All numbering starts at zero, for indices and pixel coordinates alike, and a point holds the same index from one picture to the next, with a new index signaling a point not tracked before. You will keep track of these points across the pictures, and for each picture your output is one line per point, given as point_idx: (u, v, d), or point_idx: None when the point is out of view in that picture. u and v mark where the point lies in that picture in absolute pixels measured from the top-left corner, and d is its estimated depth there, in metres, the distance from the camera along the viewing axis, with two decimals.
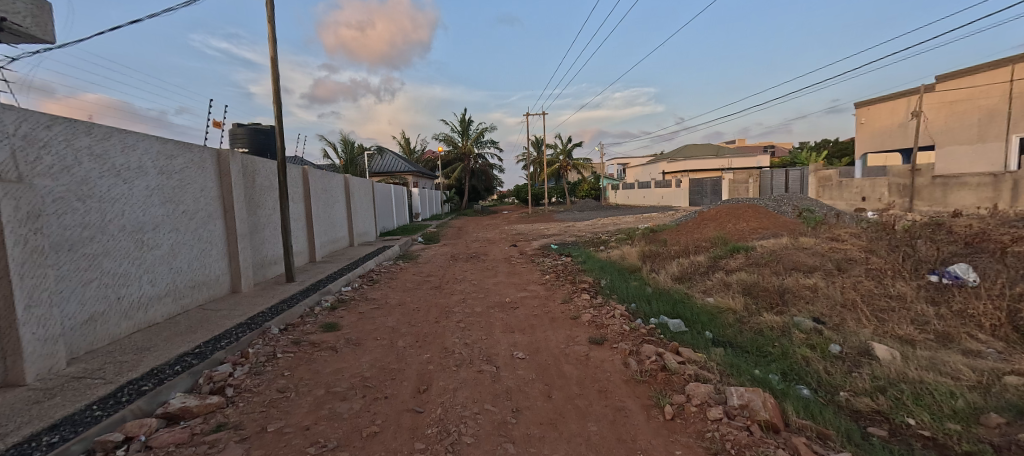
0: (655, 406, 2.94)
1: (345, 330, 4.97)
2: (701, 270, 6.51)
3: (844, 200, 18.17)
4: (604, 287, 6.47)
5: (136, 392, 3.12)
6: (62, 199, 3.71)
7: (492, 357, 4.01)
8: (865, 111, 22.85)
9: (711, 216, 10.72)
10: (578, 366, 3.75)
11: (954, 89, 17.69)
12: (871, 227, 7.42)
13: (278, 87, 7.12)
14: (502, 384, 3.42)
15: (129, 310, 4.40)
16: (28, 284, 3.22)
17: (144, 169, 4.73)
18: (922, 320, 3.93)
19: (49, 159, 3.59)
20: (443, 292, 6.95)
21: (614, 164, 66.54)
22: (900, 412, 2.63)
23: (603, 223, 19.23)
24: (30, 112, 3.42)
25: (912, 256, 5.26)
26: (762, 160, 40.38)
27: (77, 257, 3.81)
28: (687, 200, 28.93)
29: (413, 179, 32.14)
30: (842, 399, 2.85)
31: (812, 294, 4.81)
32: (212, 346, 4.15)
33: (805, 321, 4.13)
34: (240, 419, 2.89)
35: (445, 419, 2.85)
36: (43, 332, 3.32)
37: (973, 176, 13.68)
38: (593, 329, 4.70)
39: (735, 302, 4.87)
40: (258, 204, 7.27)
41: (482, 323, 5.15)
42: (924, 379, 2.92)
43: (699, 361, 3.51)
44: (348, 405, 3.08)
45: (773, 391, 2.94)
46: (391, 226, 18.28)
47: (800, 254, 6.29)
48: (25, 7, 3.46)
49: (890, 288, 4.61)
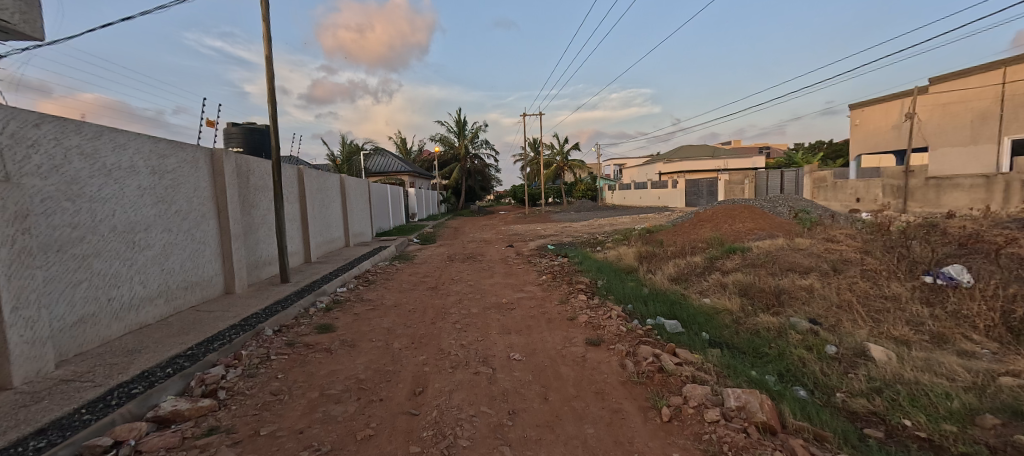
0: (652, 408, 2.92)
1: (340, 331, 4.94)
2: (698, 271, 6.53)
3: (838, 201, 18.27)
4: (600, 287, 6.48)
5: (125, 396, 3.07)
6: (51, 199, 3.67)
7: (488, 359, 3.99)
8: (858, 113, 22.98)
9: (707, 217, 10.71)
10: (574, 367, 3.73)
11: (948, 91, 17.76)
12: (866, 227, 7.49)
13: (273, 86, 7.09)
14: (499, 386, 3.40)
15: (120, 312, 4.34)
16: (16, 285, 3.17)
17: (136, 169, 4.67)
18: (918, 321, 3.94)
19: (37, 158, 3.54)
20: (439, 292, 6.94)
21: (613, 164, 66.45)
22: (896, 413, 2.63)
23: (600, 223, 19.18)
24: (17, 111, 3.36)
25: (907, 257, 5.28)
26: (760, 158, 40.01)
27: (66, 258, 3.76)
28: (683, 201, 29.10)
29: (409, 179, 31.92)
30: (839, 400, 2.85)
31: (808, 294, 4.80)
32: (205, 348, 4.11)
33: (801, 321, 4.13)
34: (232, 423, 2.85)
35: (441, 422, 2.83)
36: (31, 335, 3.26)
37: (966, 177, 13.74)
38: (590, 330, 4.69)
39: (732, 302, 4.86)
40: (253, 204, 7.21)
41: (479, 324, 5.14)
42: (920, 380, 2.92)
43: (696, 362, 3.51)
44: (343, 407, 3.05)
45: (769, 392, 2.93)
46: (387, 226, 18.31)
47: (796, 254, 6.31)
48: (14, 3, 3.40)
49: (885, 289, 4.63)
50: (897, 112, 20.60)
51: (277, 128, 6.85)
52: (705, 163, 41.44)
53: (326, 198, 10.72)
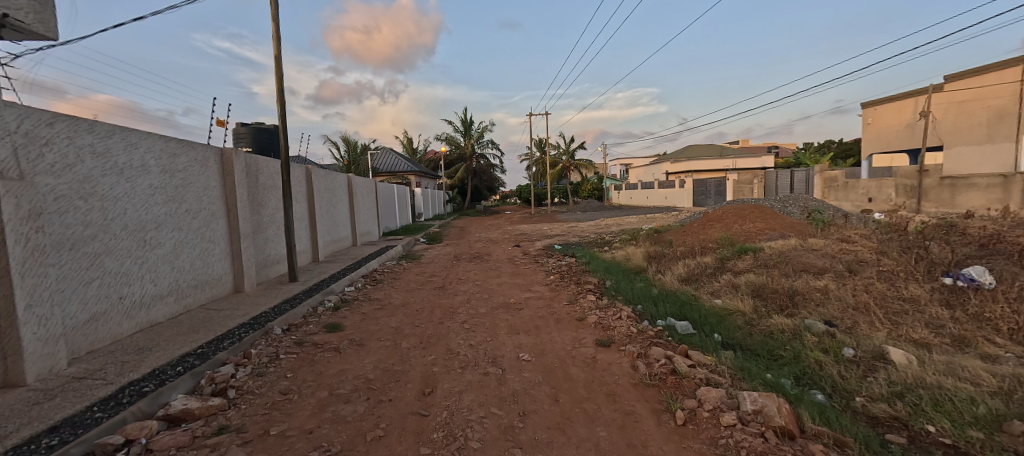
0: (665, 410, 2.87)
1: (348, 330, 4.92)
2: (708, 271, 6.44)
3: (849, 201, 18.02)
4: (608, 288, 6.41)
5: (136, 394, 3.08)
6: (64, 198, 3.68)
7: (497, 359, 3.95)
8: (870, 111, 22.66)
9: (717, 217, 10.60)
10: (584, 368, 3.69)
11: (962, 89, 17.52)
12: (881, 228, 7.33)
13: (281, 85, 7.11)
14: (509, 387, 3.36)
15: (131, 310, 4.36)
16: (29, 283, 3.18)
17: (147, 167, 4.69)
18: (937, 323, 3.84)
19: (51, 157, 3.56)
20: (446, 292, 6.91)
21: (619, 164, 66.45)
22: (919, 419, 2.56)
23: (607, 223, 19.10)
24: (31, 110, 3.38)
25: (925, 258, 5.15)
26: (769, 157, 39.49)
27: (79, 256, 3.78)
28: (690, 200, 28.91)
29: (416, 179, 32.13)
30: (858, 405, 2.78)
31: (823, 296, 4.69)
32: (214, 346, 4.11)
33: (816, 323, 4.04)
34: (242, 422, 2.84)
35: (451, 423, 2.80)
36: (43, 333, 3.27)
37: (982, 177, 13.46)
38: (599, 331, 4.64)
39: (744, 304, 4.78)
40: (262, 203, 7.23)
41: (487, 324, 5.10)
42: (943, 384, 2.84)
43: (710, 364, 3.45)
44: (352, 407, 3.03)
45: (786, 396, 2.87)
46: (394, 226, 18.34)
47: (810, 255, 6.18)
48: (27, 3, 3.43)
49: (904, 291, 4.52)
50: (911, 111, 20.30)
51: (286, 127, 6.87)
52: (713, 163, 41.12)
53: (333, 198, 10.73)
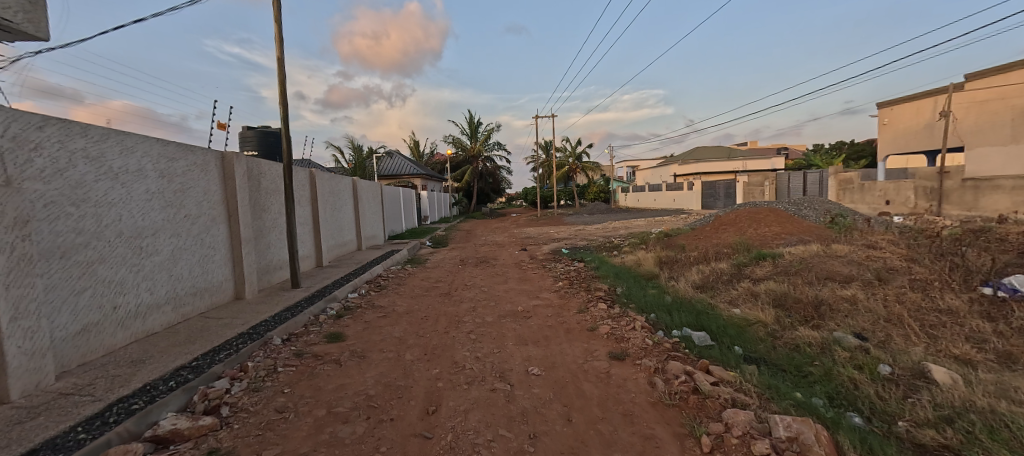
0: (690, 435, 2.64)
1: (350, 340, 4.73)
2: (724, 278, 6.19)
3: (866, 203, 17.58)
4: (620, 295, 6.18)
5: (124, 412, 2.90)
6: (54, 205, 3.54)
7: (505, 374, 3.73)
8: (887, 112, 22.20)
9: (730, 220, 10.31)
10: (598, 384, 3.46)
11: (985, 88, 17.08)
12: (909, 233, 7.01)
13: (284, 88, 6.97)
14: (518, 405, 3.14)
15: (126, 320, 4.22)
16: (14, 294, 3.03)
17: (144, 172, 4.55)
18: (980, 338, 3.57)
19: (40, 162, 3.41)
20: (452, 299, 6.70)
21: (626, 166, 66.20)
22: (974, 448, 2.29)
23: (616, 226, 18.79)
24: (19, 113, 3.24)
25: (961, 267, 4.86)
26: (778, 159, 38.18)
27: (69, 265, 3.64)
28: (699, 203, 28.58)
29: (422, 182, 32.05)
30: (902, 430, 2.53)
31: (851, 306, 4.40)
32: (210, 358, 3.94)
33: (847, 337, 3.78)
34: (233, 444, 2.66)
35: (457, 448, 2.58)
36: (30, 346, 3.12)
37: (1007, 178, 13.05)
38: (612, 342, 4.40)
39: (766, 314, 4.53)
40: (263, 207, 7.09)
41: (494, 334, 4.88)
42: (997, 409, 2.57)
43: (734, 382, 3.21)
44: (350, 428, 2.83)
45: (821, 420, 2.62)
46: (399, 228, 18.21)
47: (833, 262, 5.90)
48: (16, 2, 3.29)
49: (940, 302, 4.24)
50: (930, 111, 19.81)
51: (288, 128, 6.72)
52: (723, 165, 40.67)
53: (338, 202, 10.60)
